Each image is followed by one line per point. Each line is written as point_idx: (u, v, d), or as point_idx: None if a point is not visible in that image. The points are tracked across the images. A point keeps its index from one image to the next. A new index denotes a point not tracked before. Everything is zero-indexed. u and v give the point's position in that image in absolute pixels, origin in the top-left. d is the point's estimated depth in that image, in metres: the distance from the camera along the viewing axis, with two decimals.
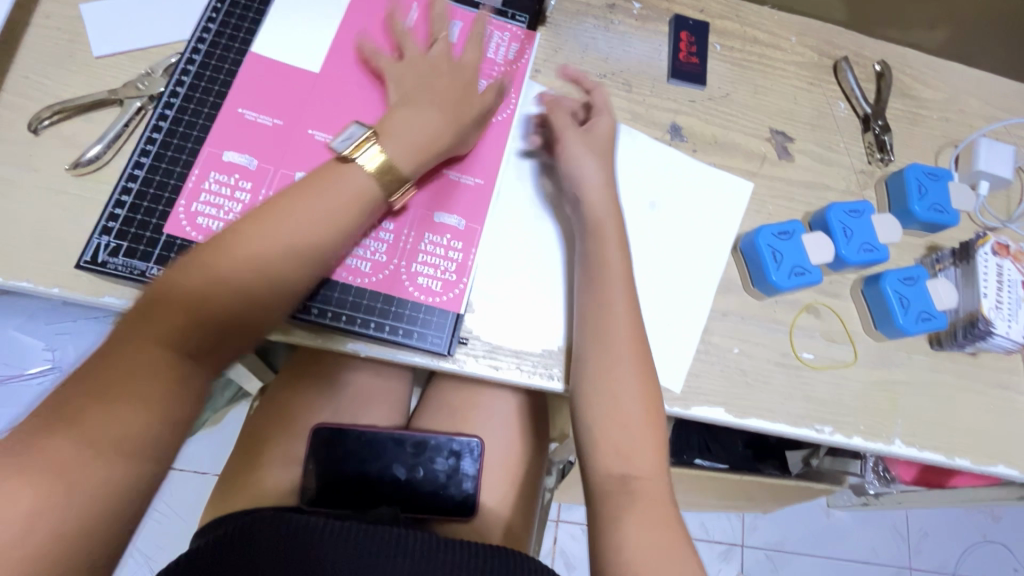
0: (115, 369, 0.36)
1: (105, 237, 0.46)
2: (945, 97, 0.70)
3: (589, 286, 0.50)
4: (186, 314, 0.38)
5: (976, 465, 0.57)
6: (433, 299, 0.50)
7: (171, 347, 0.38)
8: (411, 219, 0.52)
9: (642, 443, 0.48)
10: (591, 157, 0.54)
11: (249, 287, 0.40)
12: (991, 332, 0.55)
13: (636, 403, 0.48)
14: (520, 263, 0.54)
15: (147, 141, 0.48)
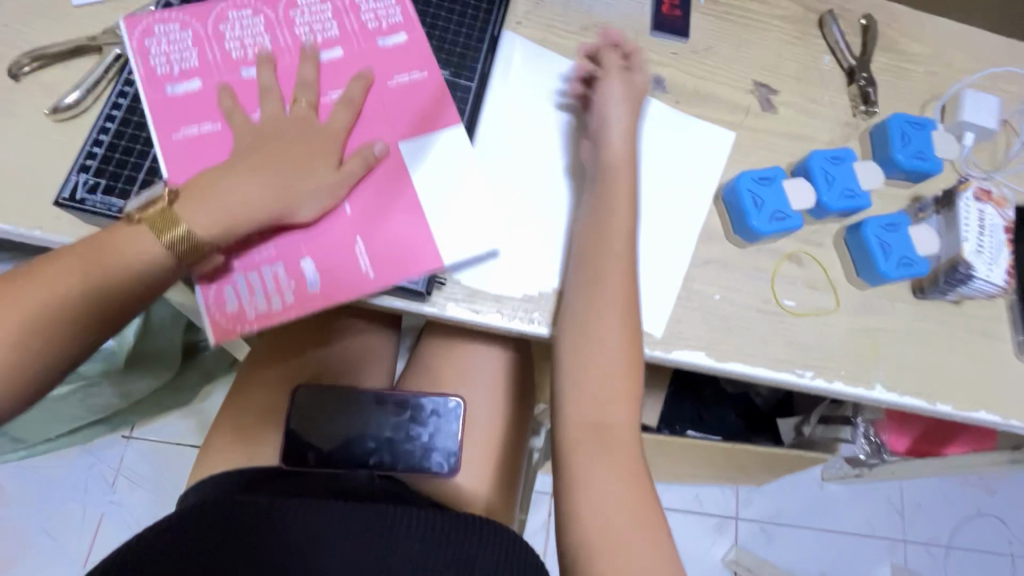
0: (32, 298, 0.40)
1: (82, 175, 0.46)
2: (932, 51, 0.69)
3: (587, 230, 0.51)
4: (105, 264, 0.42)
5: (958, 410, 0.57)
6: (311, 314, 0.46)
7: (47, 313, 0.40)
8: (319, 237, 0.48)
9: (619, 379, 0.48)
10: (623, 102, 0.54)
11: (79, 293, 0.41)
12: (972, 276, 0.55)
13: (613, 345, 0.48)
14: (530, 214, 0.54)
15: (125, 84, 0.49)
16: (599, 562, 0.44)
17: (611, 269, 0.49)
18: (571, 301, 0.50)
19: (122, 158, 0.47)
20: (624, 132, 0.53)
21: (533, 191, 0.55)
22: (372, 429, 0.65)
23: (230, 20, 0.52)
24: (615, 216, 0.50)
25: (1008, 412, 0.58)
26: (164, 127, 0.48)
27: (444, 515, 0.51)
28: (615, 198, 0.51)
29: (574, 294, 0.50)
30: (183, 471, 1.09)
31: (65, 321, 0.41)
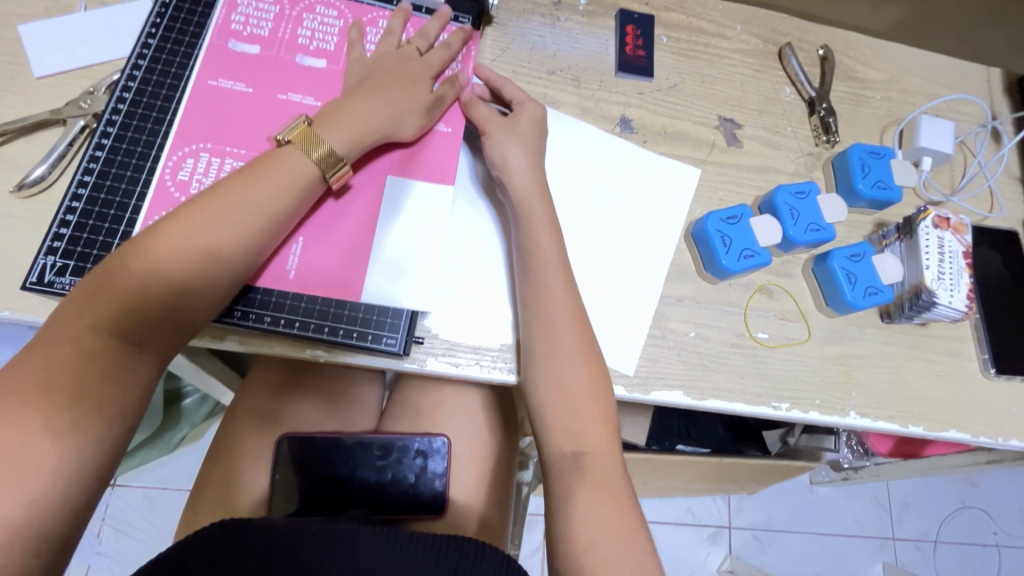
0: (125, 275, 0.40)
1: (50, 257, 0.45)
2: (888, 77, 0.71)
3: (526, 276, 0.51)
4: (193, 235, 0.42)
5: (930, 431, 0.59)
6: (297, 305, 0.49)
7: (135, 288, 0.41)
8: (309, 231, 0.50)
9: (590, 418, 0.49)
10: (518, 144, 0.54)
11: (165, 267, 0.41)
12: (935, 302, 0.57)
13: (586, 395, 0.49)
14: (488, 261, 0.55)
15: (90, 160, 0.48)
16: None
17: (561, 310, 0.50)
18: (526, 341, 0.51)
19: (92, 239, 0.46)
20: (520, 170, 0.53)
21: (468, 232, 0.55)
22: (357, 473, 0.66)
23: (309, 44, 0.54)
24: (544, 255, 0.51)
25: (976, 429, 0.60)
26: (147, 204, 0.47)
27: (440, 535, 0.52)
28: (538, 237, 0.52)
29: (527, 335, 0.51)
30: (170, 516, 1.07)
31: (145, 296, 0.41)
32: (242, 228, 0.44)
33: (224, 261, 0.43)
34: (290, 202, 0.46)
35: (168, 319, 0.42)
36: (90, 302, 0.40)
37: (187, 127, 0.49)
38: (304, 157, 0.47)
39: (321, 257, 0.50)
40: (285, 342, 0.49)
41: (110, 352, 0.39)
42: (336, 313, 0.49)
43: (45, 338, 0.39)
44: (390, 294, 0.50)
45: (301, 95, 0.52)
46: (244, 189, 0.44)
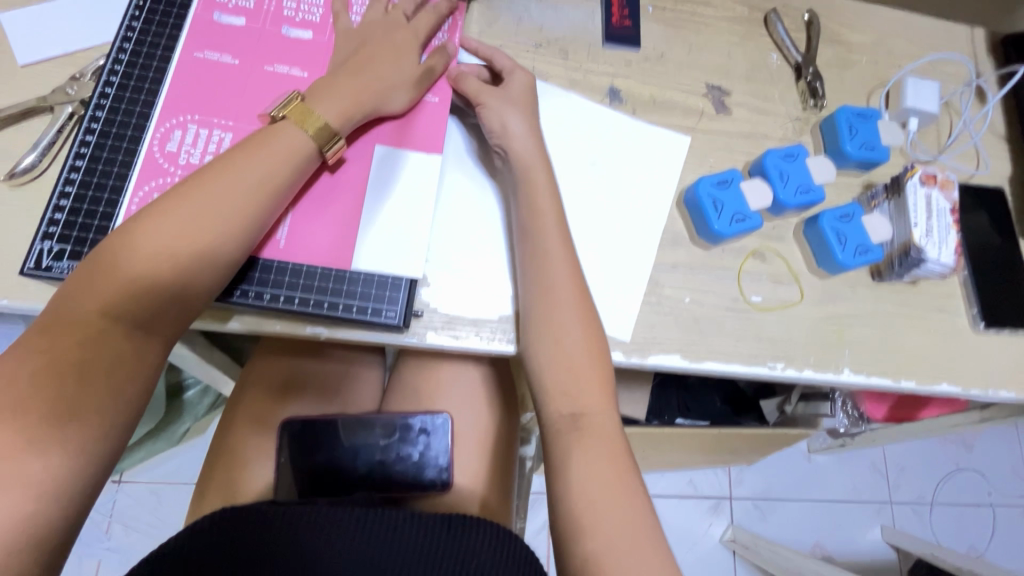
0: (130, 259, 0.40)
1: (47, 242, 0.44)
2: (873, 40, 0.72)
3: (527, 243, 0.52)
4: (194, 212, 0.42)
5: (922, 385, 0.60)
6: (294, 281, 0.49)
7: (144, 269, 0.41)
8: (305, 208, 0.50)
9: (586, 381, 0.49)
10: (514, 111, 0.54)
11: (172, 245, 0.41)
12: (924, 259, 0.58)
13: (582, 357, 0.50)
14: (486, 230, 0.55)
15: (80, 145, 0.47)
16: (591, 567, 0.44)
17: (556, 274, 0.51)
18: (525, 307, 0.52)
19: (85, 221, 0.45)
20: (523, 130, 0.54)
21: (466, 204, 0.55)
22: (362, 454, 0.67)
23: (295, 16, 0.53)
24: (541, 221, 0.52)
25: (967, 382, 0.61)
26: (135, 173, 0.47)
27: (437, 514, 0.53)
28: (534, 204, 0.52)
29: (526, 301, 0.51)
30: (177, 511, 1.08)
31: (158, 276, 0.41)
32: (242, 201, 0.44)
33: (228, 239, 0.43)
34: (285, 176, 0.46)
35: (176, 302, 0.42)
36: (97, 288, 0.40)
37: (175, 98, 0.49)
38: (298, 133, 0.47)
39: (323, 230, 0.50)
40: (286, 318, 0.50)
41: (120, 334, 0.40)
42: (334, 287, 0.49)
43: (52, 322, 0.39)
44: (388, 261, 0.51)
45: (286, 66, 0.51)
46: (239, 168, 0.44)
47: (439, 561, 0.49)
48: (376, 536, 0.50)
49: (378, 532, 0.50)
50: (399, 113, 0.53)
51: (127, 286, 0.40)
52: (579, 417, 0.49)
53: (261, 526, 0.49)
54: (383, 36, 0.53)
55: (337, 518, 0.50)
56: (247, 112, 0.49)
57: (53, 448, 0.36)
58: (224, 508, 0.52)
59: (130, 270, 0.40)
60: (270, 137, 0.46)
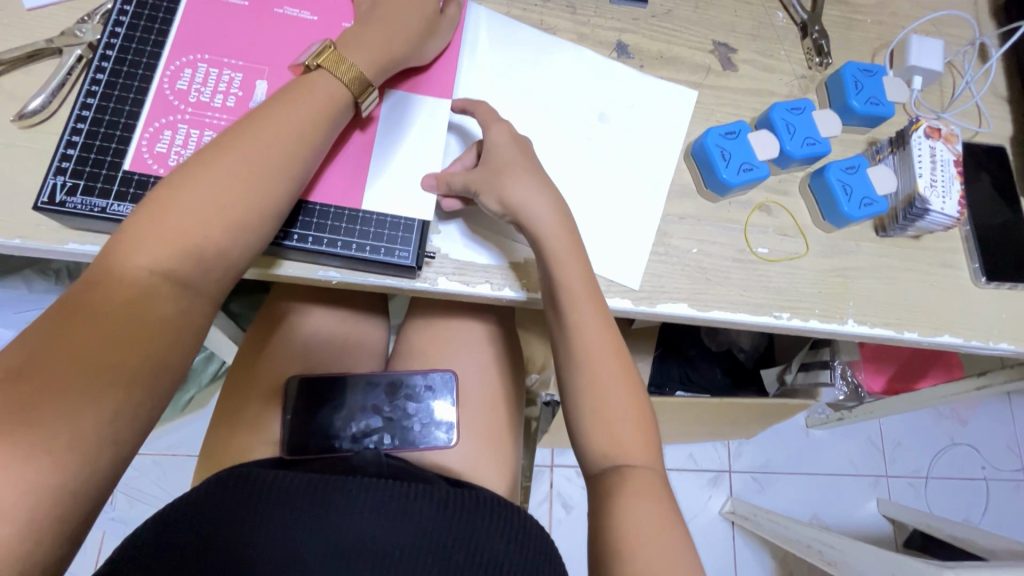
0: (174, 211, 0.41)
1: (60, 177, 0.44)
2: (878, 1, 0.72)
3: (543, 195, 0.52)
4: (238, 166, 0.42)
5: (924, 337, 0.61)
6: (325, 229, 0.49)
7: (190, 221, 0.41)
8: (341, 160, 0.50)
9: (593, 331, 0.49)
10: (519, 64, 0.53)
11: (218, 199, 0.41)
12: (928, 210, 0.58)
13: (582, 297, 0.49)
14: None
15: (91, 84, 0.47)
16: (605, 502, 0.45)
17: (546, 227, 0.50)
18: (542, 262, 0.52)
19: (98, 158, 0.45)
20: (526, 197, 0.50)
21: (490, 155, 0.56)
22: (371, 411, 0.68)
23: None
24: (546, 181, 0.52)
25: (968, 334, 0.62)
26: (146, 109, 0.47)
27: (446, 496, 0.51)
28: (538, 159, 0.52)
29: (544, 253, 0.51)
30: (182, 480, 1.08)
31: (202, 229, 0.41)
32: (279, 151, 0.44)
33: (265, 198, 0.43)
34: (316, 123, 0.45)
35: (219, 256, 0.42)
36: (143, 240, 0.40)
37: (184, 37, 0.49)
38: (334, 82, 0.46)
39: (335, 169, 0.50)
40: (303, 259, 0.50)
41: (166, 293, 0.41)
42: (348, 228, 0.49)
43: (97, 280, 0.39)
44: (396, 200, 0.51)
45: (296, 10, 0.51)
46: (279, 118, 0.44)
47: (452, 553, 0.47)
48: (385, 520, 0.47)
49: (386, 517, 0.48)
50: (421, 66, 0.54)
51: (173, 239, 0.40)
52: (588, 362, 0.49)
53: (267, 503, 0.47)
54: None
55: (344, 496, 0.48)
56: (258, 53, 0.49)
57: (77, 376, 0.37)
58: (235, 475, 0.50)
59: (175, 223, 0.40)
60: (303, 89, 0.46)
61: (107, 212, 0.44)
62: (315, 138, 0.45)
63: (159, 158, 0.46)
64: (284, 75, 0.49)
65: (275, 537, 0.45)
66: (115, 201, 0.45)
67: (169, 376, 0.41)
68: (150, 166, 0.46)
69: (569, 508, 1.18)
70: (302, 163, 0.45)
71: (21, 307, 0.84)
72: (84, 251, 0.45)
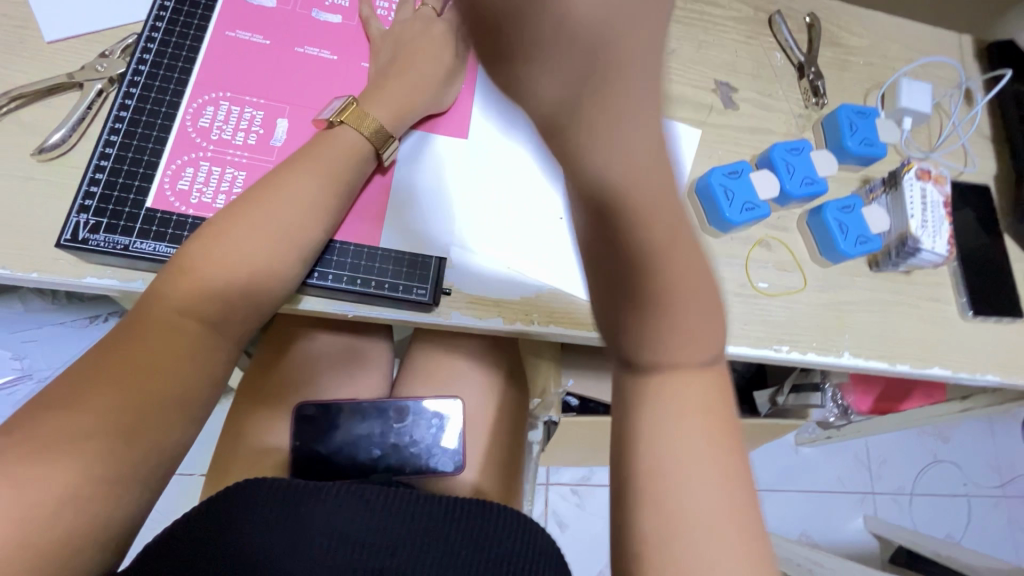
0: (208, 257, 0.43)
1: (83, 215, 0.45)
2: (870, 44, 0.75)
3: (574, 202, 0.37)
4: (264, 212, 0.45)
5: (915, 368, 0.63)
6: (350, 266, 0.51)
7: (220, 266, 0.44)
8: (370, 203, 0.53)
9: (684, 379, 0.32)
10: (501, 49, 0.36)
11: (250, 246, 0.44)
12: (919, 248, 0.61)
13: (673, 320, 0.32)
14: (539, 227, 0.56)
15: (115, 121, 0.48)
16: None
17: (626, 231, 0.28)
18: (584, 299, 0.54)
19: (121, 196, 0.46)
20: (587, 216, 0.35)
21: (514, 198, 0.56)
22: (378, 437, 0.66)
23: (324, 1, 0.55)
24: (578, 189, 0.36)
25: (956, 365, 0.64)
26: (169, 147, 0.48)
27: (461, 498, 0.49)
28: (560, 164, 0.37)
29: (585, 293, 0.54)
30: (182, 504, 1.05)
31: (233, 272, 0.44)
32: (307, 199, 0.47)
33: (288, 245, 0.46)
34: (341, 173, 0.48)
35: (247, 298, 0.45)
36: (176, 283, 0.42)
37: (208, 76, 0.50)
38: (359, 137, 0.50)
39: (358, 211, 0.52)
40: (320, 294, 0.51)
41: (195, 331, 0.42)
42: (367, 265, 0.51)
43: (132, 321, 0.41)
44: (410, 238, 0.53)
45: (317, 50, 0.53)
46: (305, 167, 0.47)
47: (457, 548, 0.46)
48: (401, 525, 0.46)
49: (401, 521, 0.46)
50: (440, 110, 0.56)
51: (205, 281, 0.43)
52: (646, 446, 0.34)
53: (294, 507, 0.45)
54: (415, 32, 0.55)
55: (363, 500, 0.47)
56: (279, 91, 0.51)
57: (105, 417, 0.37)
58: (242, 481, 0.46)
59: (207, 266, 0.43)
60: (326, 143, 0.49)
61: (130, 249, 0.45)
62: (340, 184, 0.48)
63: (182, 196, 0.47)
64: (303, 114, 0.51)
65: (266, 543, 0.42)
66: (137, 238, 0.45)
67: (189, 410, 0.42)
68: (172, 203, 0.47)
69: (563, 527, 1.18)
70: (326, 208, 0.48)
71: (18, 327, 0.84)
72: (103, 285, 0.45)
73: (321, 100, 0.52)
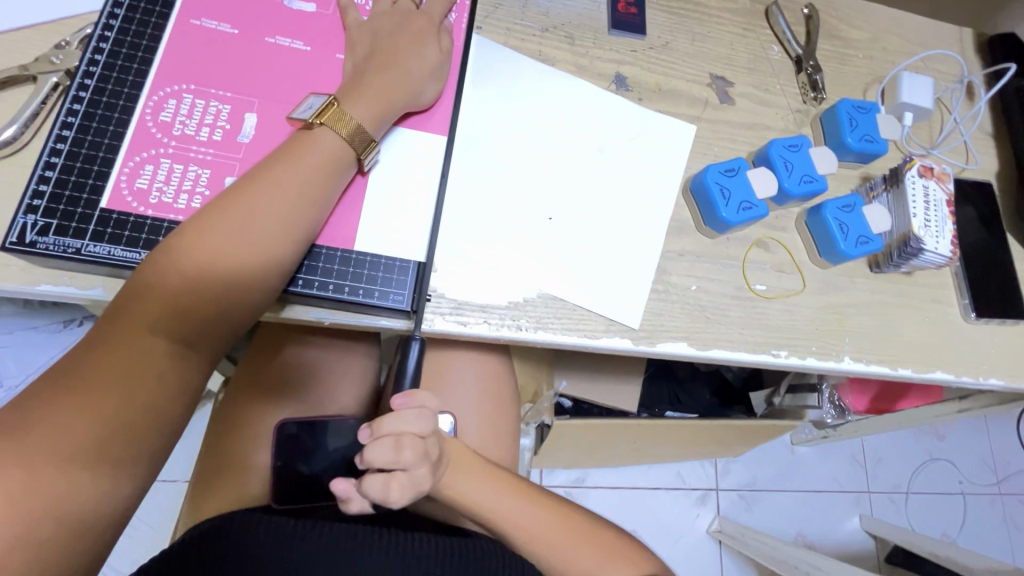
0: (179, 275, 0.41)
1: (31, 216, 0.42)
2: (869, 36, 0.73)
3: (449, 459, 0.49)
4: (238, 226, 0.42)
5: (917, 373, 0.61)
6: (331, 267, 0.48)
7: (192, 284, 0.41)
8: (347, 206, 0.50)
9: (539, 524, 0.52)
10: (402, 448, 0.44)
11: (227, 262, 0.42)
12: (922, 249, 0.59)
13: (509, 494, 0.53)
14: (527, 235, 0.54)
15: (68, 115, 0.45)
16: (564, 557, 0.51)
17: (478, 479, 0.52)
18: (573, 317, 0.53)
19: (73, 195, 0.43)
20: (403, 488, 0.45)
21: (502, 204, 0.55)
22: None
23: None
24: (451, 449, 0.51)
25: (959, 369, 0.62)
26: (127, 143, 0.45)
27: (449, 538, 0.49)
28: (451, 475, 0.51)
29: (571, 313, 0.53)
30: (168, 512, 1.01)
31: (206, 290, 0.41)
32: (286, 209, 0.44)
33: (267, 257, 0.43)
34: (322, 179, 0.45)
35: (220, 314, 0.42)
36: (145, 301, 0.40)
37: (170, 67, 0.47)
38: (335, 138, 0.46)
39: (340, 216, 0.50)
40: (293, 301, 0.49)
41: (166, 353, 0.41)
42: (342, 270, 0.48)
43: (98, 340, 0.39)
44: (392, 240, 0.50)
45: (290, 39, 0.50)
46: (282, 174, 0.44)
47: None
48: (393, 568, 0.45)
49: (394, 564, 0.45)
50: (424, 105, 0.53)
51: (176, 300, 0.41)
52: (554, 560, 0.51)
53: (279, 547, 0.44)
54: (395, 26, 0.52)
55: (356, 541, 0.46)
56: (248, 84, 0.48)
57: None
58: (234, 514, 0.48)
59: (179, 284, 0.41)
60: (304, 144, 0.46)
61: (83, 252, 0.42)
62: (320, 190, 0.45)
63: (140, 195, 0.44)
64: (273, 109, 0.48)
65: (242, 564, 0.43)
66: (91, 241, 0.42)
67: (145, 427, 0.40)
68: (130, 203, 0.44)
69: None
70: (305, 218, 0.45)
71: None
72: (59, 293, 0.42)
73: (292, 93, 0.49)
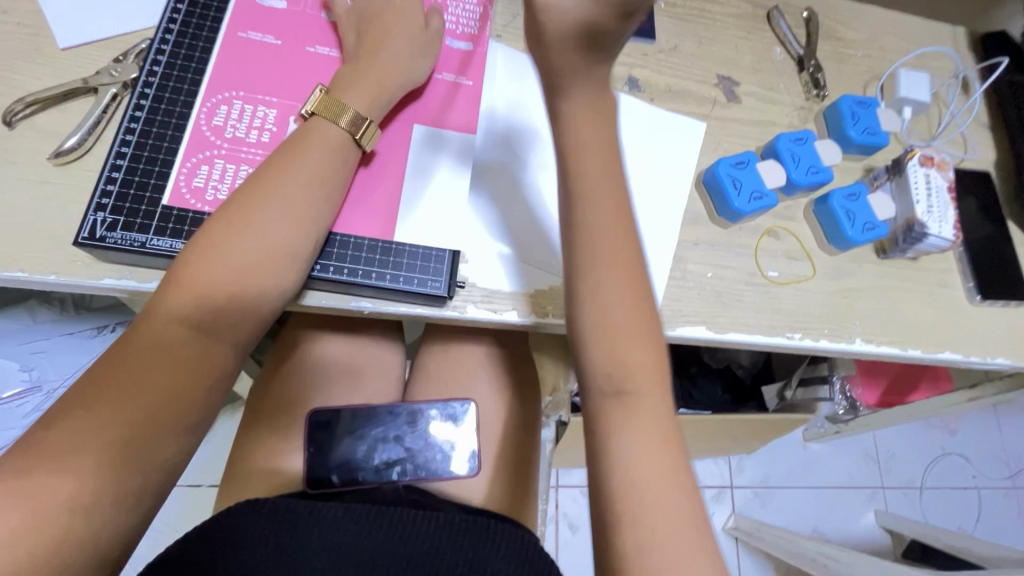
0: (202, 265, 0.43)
1: (100, 213, 0.45)
2: (867, 37, 0.76)
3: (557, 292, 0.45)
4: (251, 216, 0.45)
5: (926, 353, 0.64)
6: (371, 256, 0.51)
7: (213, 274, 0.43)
8: (379, 200, 0.53)
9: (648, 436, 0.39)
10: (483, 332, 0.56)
11: (244, 250, 0.44)
12: (926, 233, 0.62)
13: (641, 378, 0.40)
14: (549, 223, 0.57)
15: (130, 121, 0.48)
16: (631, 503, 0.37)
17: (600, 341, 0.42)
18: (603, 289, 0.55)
19: (137, 194, 0.47)
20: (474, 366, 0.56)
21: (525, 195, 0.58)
22: (392, 440, 0.65)
23: None
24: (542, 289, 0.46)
25: (966, 349, 0.65)
26: (184, 146, 0.48)
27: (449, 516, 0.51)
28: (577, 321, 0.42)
29: None
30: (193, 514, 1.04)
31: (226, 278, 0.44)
32: (298, 198, 0.46)
33: (282, 245, 0.46)
34: (332, 170, 0.48)
35: (241, 301, 0.44)
36: (172, 292, 0.43)
37: (221, 76, 0.51)
38: (335, 129, 0.49)
39: (369, 204, 0.53)
40: (332, 290, 0.52)
41: (193, 340, 0.42)
42: (381, 260, 0.51)
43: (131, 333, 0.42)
44: (424, 231, 0.53)
45: (329, 48, 0.54)
46: (293, 167, 0.47)
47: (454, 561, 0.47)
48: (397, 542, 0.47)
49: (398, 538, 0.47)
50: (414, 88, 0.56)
51: (200, 289, 0.43)
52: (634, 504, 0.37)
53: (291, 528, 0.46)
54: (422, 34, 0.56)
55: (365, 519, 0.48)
56: (292, 89, 0.51)
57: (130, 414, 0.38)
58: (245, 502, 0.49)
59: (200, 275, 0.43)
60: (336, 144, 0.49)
61: (147, 246, 0.45)
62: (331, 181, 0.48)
63: (197, 193, 0.47)
64: None
65: (257, 543, 0.44)
66: (154, 236, 0.46)
67: (202, 408, 0.43)
68: (188, 201, 0.47)
69: (575, 528, 1.18)
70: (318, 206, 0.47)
71: (26, 338, 0.84)
72: (121, 286, 0.46)
73: None
